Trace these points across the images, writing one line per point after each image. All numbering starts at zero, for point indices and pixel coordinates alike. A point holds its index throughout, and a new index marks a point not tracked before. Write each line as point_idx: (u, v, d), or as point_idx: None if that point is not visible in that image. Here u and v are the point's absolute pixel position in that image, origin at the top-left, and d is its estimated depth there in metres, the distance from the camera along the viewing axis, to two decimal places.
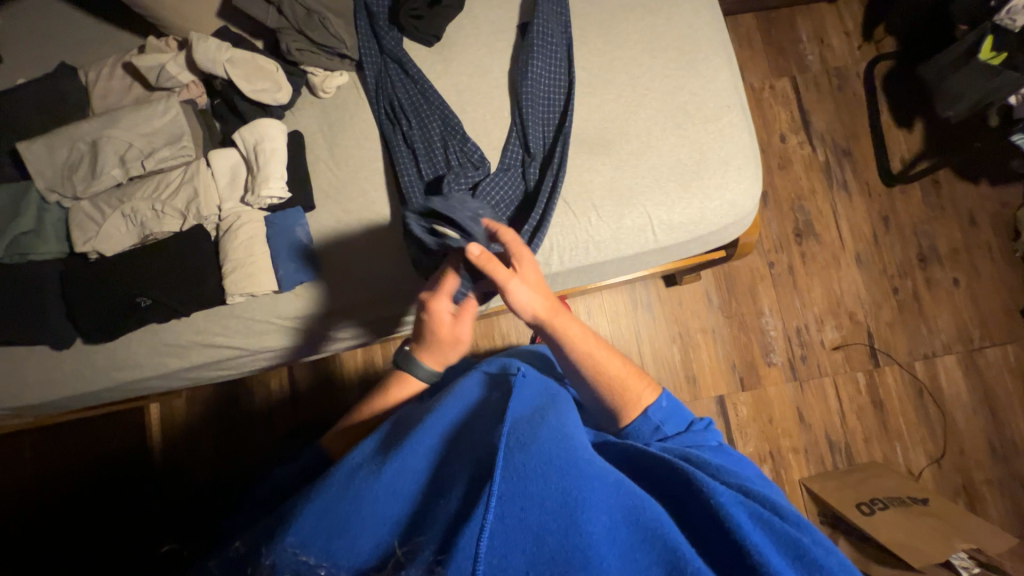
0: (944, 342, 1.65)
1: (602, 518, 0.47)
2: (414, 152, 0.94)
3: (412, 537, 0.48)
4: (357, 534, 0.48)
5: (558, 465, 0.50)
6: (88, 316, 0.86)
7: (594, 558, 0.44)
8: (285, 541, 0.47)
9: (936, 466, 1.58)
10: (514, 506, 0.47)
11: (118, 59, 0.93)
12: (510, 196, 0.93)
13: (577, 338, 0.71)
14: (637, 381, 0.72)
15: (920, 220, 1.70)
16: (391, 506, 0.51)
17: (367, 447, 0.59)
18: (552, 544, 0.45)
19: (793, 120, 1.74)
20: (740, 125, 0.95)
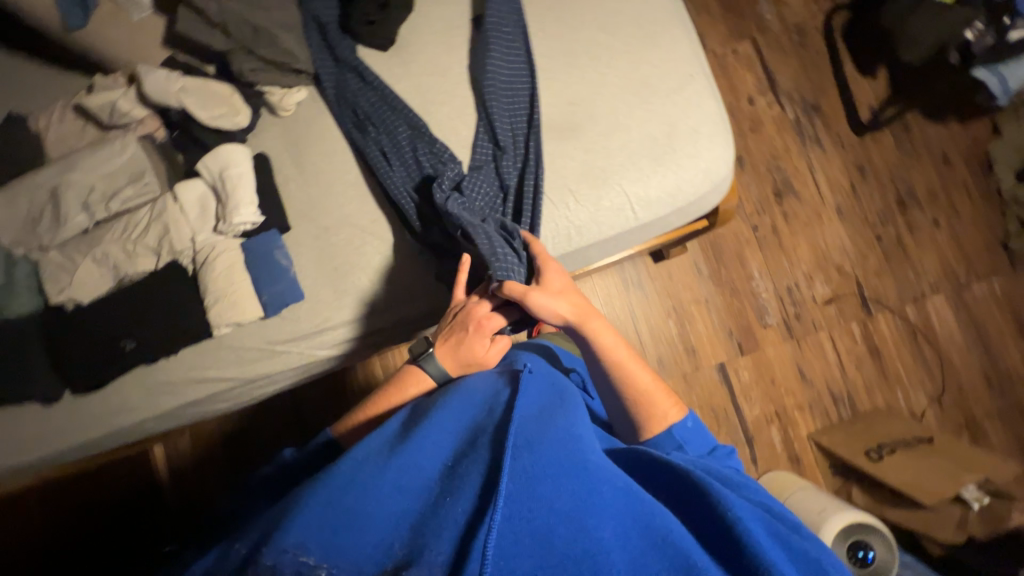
0: (932, 282, 1.67)
1: (609, 518, 0.50)
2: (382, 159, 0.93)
3: (417, 539, 0.49)
4: (362, 536, 0.49)
5: (568, 470, 0.53)
6: (72, 367, 0.84)
7: (601, 554, 0.47)
8: (284, 542, 0.47)
9: (938, 404, 1.61)
10: (524, 511, 0.49)
11: (67, 102, 0.90)
12: (489, 195, 0.91)
13: (610, 349, 0.73)
14: (663, 397, 0.73)
15: (894, 166, 1.72)
16: (398, 505, 0.53)
17: (372, 443, 0.60)
18: (561, 548, 0.47)
19: (759, 82, 1.74)
20: (706, 93, 0.95)
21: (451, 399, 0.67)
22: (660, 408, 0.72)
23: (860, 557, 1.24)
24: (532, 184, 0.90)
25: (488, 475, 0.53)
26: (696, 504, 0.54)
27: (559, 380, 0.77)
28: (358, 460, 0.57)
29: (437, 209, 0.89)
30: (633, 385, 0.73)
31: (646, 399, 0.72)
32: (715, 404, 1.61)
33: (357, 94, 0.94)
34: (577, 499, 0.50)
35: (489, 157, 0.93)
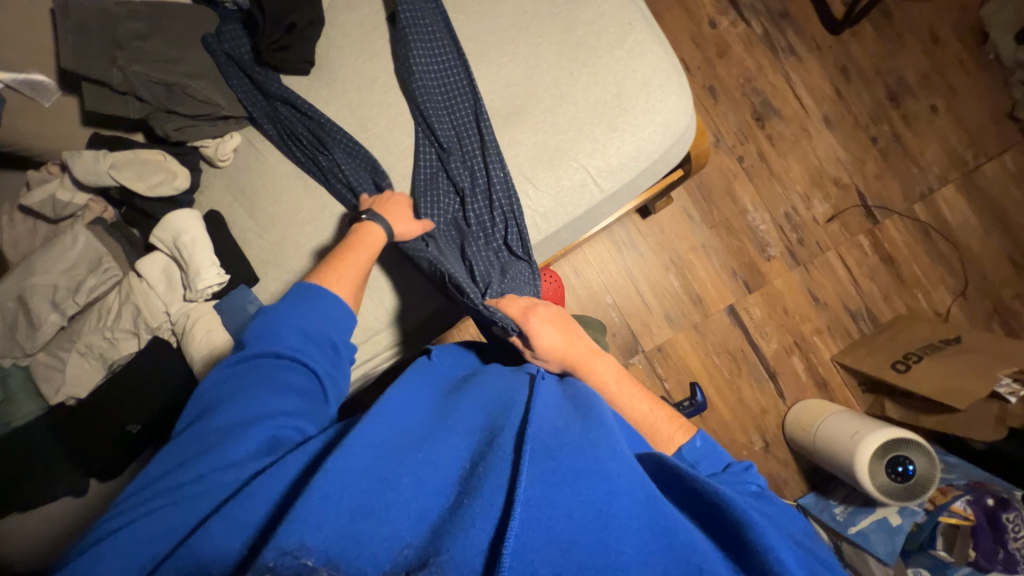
0: (938, 174, 1.57)
1: (629, 525, 0.50)
2: (330, 189, 0.91)
3: (433, 543, 0.49)
4: (379, 530, 0.51)
5: (590, 477, 0.53)
6: (90, 459, 0.87)
7: (620, 560, 0.47)
8: (284, 544, 0.48)
9: (962, 299, 1.55)
10: (542, 517, 0.50)
11: (13, 204, 0.90)
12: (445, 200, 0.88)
13: (605, 384, 0.75)
14: (668, 421, 0.71)
15: (879, 58, 1.59)
16: (416, 499, 0.54)
17: (386, 439, 0.61)
18: (580, 557, 0.47)
19: (717, 1, 1.61)
20: (649, 40, 0.88)
21: (470, 404, 0.70)
22: (664, 432, 0.70)
23: (899, 472, 1.21)
24: (491, 179, 0.86)
25: (507, 477, 0.54)
26: (712, 510, 0.54)
27: (570, 379, 0.77)
28: (374, 457, 0.58)
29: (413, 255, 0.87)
30: (638, 413, 0.73)
31: (652, 424, 0.71)
32: (732, 347, 1.59)
33: (287, 126, 0.90)
34: (596, 502, 0.51)
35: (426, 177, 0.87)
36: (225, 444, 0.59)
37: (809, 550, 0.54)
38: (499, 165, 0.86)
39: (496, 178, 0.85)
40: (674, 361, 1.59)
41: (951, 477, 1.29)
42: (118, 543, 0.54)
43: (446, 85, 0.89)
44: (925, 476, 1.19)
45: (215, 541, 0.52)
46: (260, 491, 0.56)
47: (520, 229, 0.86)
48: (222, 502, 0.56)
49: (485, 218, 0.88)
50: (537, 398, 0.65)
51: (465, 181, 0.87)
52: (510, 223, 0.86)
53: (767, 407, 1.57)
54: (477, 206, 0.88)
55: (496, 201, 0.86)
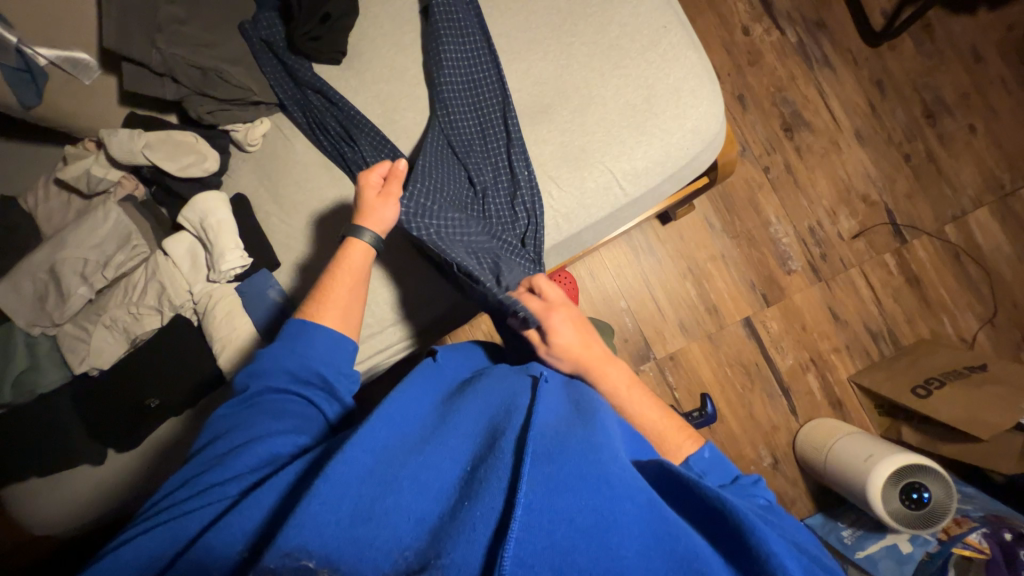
0: (972, 196, 1.53)
1: (631, 531, 0.50)
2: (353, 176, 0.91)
3: (435, 546, 0.50)
4: (379, 534, 0.52)
5: (592, 482, 0.52)
6: (109, 430, 0.89)
7: (621, 567, 0.47)
8: (285, 544, 0.50)
9: (990, 326, 1.50)
10: (543, 520, 0.49)
11: (49, 177, 0.92)
12: (460, 197, 0.86)
13: (617, 387, 0.75)
14: (677, 430, 0.70)
15: (917, 73, 1.55)
16: (415, 500, 0.55)
17: (387, 440, 0.63)
18: (582, 562, 0.47)
19: (752, 8, 1.58)
20: (684, 44, 0.86)
21: (471, 405, 0.71)
22: (675, 442, 0.69)
23: (914, 499, 1.18)
24: (514, 178, 0.86)
25: (507, 480, 0.54)
26: (715, 518, 0.53)
27: (575, 382, 0.76)
28: (375, 459, 0.59)
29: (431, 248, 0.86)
30: (649, 422, 0.71)
31: (660, 432, 0.70)
32: (745, 361, 1.56)
33: (315, 116, 0.91)
34: (596, 507, 0.51)
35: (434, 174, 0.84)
36: (226, 462, 0.62)
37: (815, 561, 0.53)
38: (523, 164, 0.85)
39: (519, 176, 0.85)
40: (686, 370, 1.57)
41: (967, 509, 1.25)
42: (130, 550, 0.58)
43: (475, 82, 0.89)
44: (942, 504, 1.16)
45: (217, 545, 0.55)
46: (258, 500, 0.57)
47: (540, 228, 0.86)
48: (222, 511, 0.58)
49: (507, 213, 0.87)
50: (538, 401, 0.65)
51: (486, 179, 0.88)
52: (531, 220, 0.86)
53: (779, 423, 1.54)
54: (498, 204, 0.87)
55: (518, 199, 0.86)
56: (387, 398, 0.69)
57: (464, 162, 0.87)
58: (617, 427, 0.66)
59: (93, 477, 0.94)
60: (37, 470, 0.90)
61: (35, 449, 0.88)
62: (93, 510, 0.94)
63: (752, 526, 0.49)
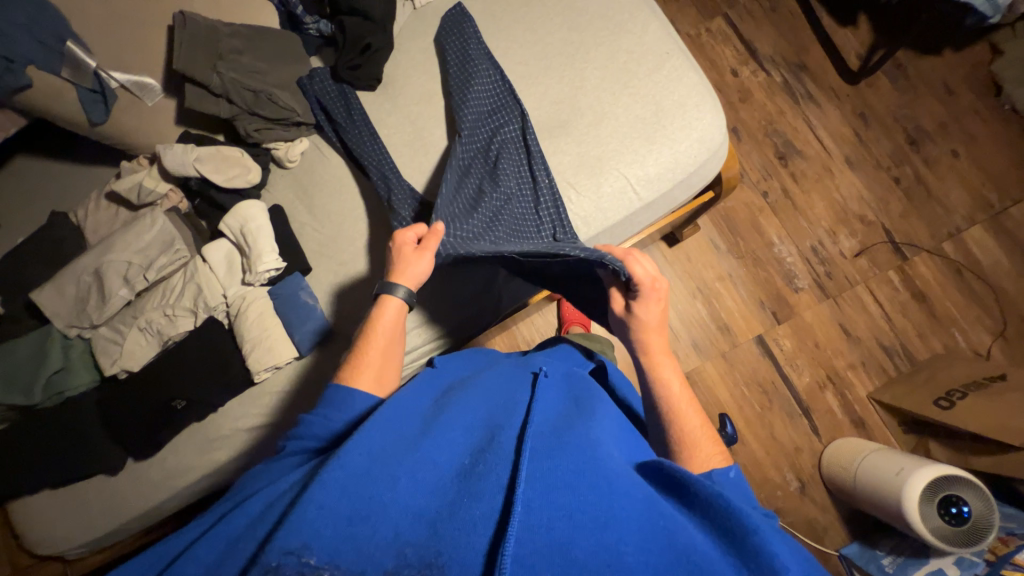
0: (964, 215, 1.60)
1: (629, 525, 0.49)
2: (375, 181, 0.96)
3: (434, 544, 0.49)
4: (378, 531, 0.51)
5: (589, 479, 0.53)
6: (132, 434, 0.89)
7: (620, 562, 0.46)
8: (285, 544, 0.49)
9: (1002, 339, 1.51)
10: (541, 516, 0.49)
11: (100, 192, 0.99)
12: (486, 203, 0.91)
13: (667, 383, 0.72)
14: (707, 443, 0.67)
15: (896, 106, 1.68)
16: (413, 498, 0.55)
17: (386, 436, 0.63)
18: (581, 557, 0.46)
19: (739, 53, 1.75)
20: (685, 66, 0.96)
21: (467, 401, 0.71)
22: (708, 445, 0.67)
23: (953, 514, 1.13)
24: (538, 186, 0.91)
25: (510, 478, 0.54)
26: (711, 514, 0.53)
27: (577, 382, 0.78)
28: (372, 457, 0.58)
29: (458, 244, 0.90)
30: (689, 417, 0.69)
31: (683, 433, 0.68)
32: (762, 379, 1.55)
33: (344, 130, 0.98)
34: (594, 502, 0.51)
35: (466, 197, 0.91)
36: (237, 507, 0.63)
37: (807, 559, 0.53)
38: (545, 174, 0.92)
39: (544, 184, 0.91)
40: (703, 390, 1.56)
41: (1011, 527, 1.19)
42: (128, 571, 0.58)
43: (493, 100, 0.97)
44: (985, 519, 1.10)
45: (211, 553, 0.57)
46: (245, 513, 0.60)
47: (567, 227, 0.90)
48: (219, 529, 0.59)
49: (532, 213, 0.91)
50: (536, 402, 0.66)
51: (507, 188, 0.91)
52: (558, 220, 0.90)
53: (802, 444, 1.50)
54: (524, 210, 0.91)
55: (547, 201, 0.91)
56: (386, 402, 0.69)
57: (491, 177, 0.92)
58: (613, 429, 0.66)
59: (110, 485, 0.92)
60: (54, 477, 0.88)
61: (55, 455, 0.87)
62: (107, 521, 0.92)
63: (750, 522, 0.50)
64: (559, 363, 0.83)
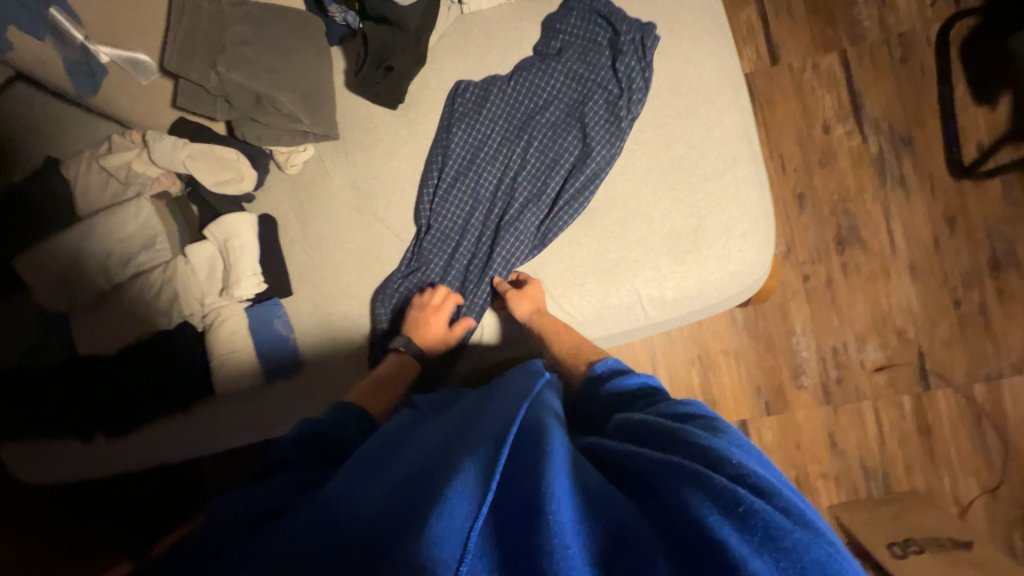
0: (1013, 361, 1.43)
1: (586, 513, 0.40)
2: (448, 256, 0.88)
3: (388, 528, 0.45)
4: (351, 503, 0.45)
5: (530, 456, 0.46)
6: (93, 414, 0.91)
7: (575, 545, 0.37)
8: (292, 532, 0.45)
9: (990, 497, 1.42)
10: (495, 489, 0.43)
11: (92, 154, 0.94)
12: (476, 256, 0.87)
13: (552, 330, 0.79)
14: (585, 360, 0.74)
15: (996, 218, 1.44)
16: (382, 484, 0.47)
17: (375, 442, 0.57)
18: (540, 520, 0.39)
19: (841, 105, 1.48)
20: (749, 182, 0.81)
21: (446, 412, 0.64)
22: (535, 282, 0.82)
23: None
24: (511, 258, 0.84)
25: (481, 446, 0.47)
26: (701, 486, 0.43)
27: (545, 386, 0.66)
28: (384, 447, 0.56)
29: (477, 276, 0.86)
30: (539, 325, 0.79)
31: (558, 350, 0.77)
32: None
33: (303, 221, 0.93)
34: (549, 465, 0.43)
35: (445, 254, 0.88)
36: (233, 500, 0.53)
37: (805, 526, 0.41)
38: (508, 242, 0.84)
39: (518, 253, 0.84)
40: None
41: None
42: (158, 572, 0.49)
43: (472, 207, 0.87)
44: None
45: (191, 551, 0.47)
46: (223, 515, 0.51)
47: (511, 254, 0.84)
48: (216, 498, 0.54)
49: (503, 262, 0.84)
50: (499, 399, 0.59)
51: (497, 261, 0.84)
52: (517, 260, 0.84)
53: None
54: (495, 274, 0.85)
55: (500, 259, 0.84)
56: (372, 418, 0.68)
57: (470, 255, 0.87)
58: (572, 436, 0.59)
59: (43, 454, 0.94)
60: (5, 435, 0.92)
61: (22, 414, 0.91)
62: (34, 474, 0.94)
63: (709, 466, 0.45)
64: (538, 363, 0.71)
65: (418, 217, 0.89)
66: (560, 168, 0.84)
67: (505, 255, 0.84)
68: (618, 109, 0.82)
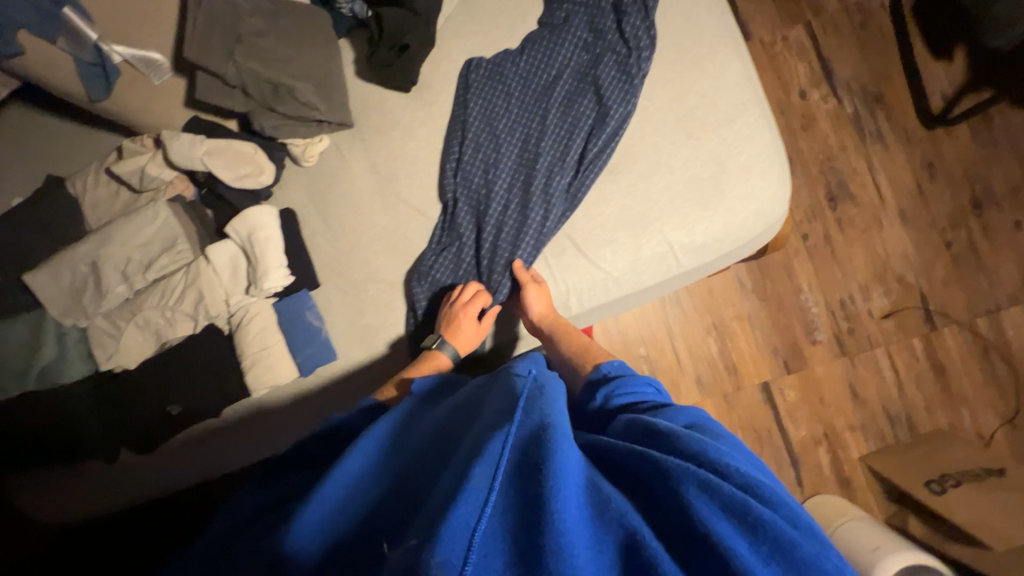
0: (1008, 293, 1.50)
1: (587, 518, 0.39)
2: (479, 228, 0.88)
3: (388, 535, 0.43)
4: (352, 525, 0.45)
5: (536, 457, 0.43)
6: (122, 430, 0.87)
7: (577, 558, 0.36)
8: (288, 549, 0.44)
9: (1010, 426, 1.46)
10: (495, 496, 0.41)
11: (100, 166, 0.92)
12: (507, 224, 0.87)
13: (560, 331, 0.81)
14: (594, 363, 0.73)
15: (970, 161, 1.53)
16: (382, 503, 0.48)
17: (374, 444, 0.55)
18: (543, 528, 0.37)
19: (813, 72, 1.57)
20: (760, 124, 0.84)
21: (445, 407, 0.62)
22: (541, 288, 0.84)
23: None
24: (544, 222, 0.85)
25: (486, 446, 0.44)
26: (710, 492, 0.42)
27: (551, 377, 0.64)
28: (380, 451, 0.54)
29: (512, 243, 0.86)
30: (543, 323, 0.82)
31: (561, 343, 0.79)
32: (758, 426, 1.51)
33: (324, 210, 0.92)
34: (557, 459, 0.41)
35: (477, 226, 0.88)
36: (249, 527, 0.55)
37: (810, 536, 0.41)
38: (539, 207, 0.85)
39: (550, 217, 0.85)
40: None
41: None
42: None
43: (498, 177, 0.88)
44: None
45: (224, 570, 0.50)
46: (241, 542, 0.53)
47: (545, 216, 0.85)
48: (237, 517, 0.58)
49: (539, 226, 0.85)
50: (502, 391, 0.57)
51: (531, 226, 0.85)
52: (552, 222, 0.85)
53: None
54: (531, 238, 0.85)
55: (534, 222, 0.85)
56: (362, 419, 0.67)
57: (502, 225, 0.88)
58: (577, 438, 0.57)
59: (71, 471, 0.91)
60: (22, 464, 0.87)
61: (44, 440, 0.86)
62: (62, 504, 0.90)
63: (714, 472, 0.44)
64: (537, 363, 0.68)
65: (444, 192, 0.89)
66: (582, 128, 0.86)
67: (538, 218, 0.85)
68: (630, 67, 0.85)
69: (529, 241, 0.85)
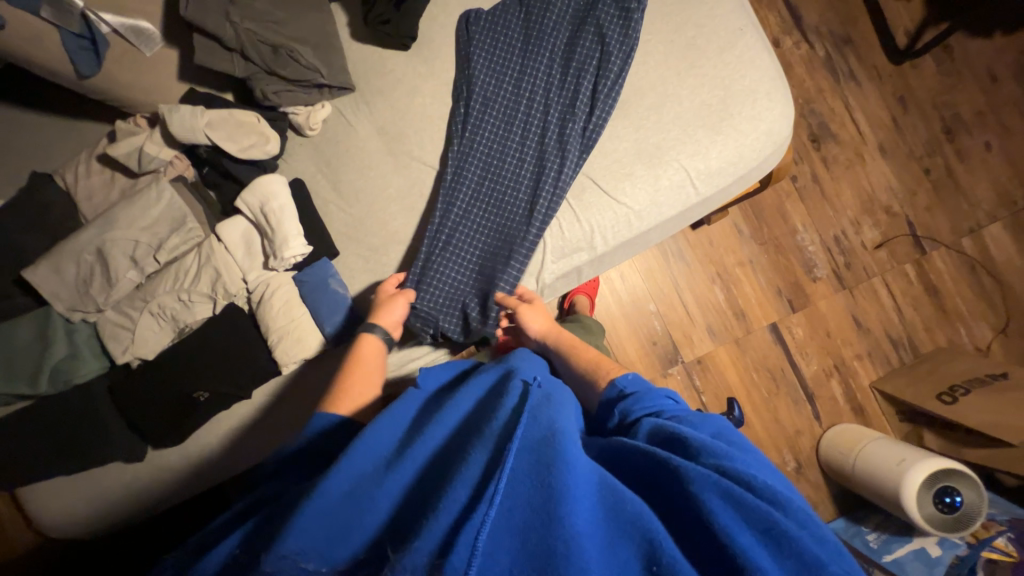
0: (986, 211, 1.58)
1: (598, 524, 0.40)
2: (496, 182, 0.88)
3: (399, 535, 0.43)
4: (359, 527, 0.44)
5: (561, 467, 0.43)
6: (146, 423, 0.83)
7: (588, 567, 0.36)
8: (283, 545, 0.41)
9: (1004, 336, 1.54)
10: (512, 505, 0.41)
11: (90, 154, 0.87)
12: (525, 175, 0.87)
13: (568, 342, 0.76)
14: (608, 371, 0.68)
15: (937, 92, 1.61)
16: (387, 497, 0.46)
17: (383, 437, 0.53)
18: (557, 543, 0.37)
19: (783, 21, 1.62)
20: (758, 47, 0.87)
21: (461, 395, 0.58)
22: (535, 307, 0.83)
23: (947, 503, 1.16)
24: (562, 167, 0.85)
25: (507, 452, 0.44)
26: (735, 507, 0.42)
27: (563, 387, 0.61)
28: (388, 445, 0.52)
29: (532, 192, 0.86)
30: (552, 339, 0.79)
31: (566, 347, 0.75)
32: (771, 366, 1.54)
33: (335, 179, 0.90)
34: (568, 470, 0.42)
35: (493, 179, 0.88)
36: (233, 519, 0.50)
37: (830, 551, 0.41)
38: (555, 154, 0.86)
39: (568, 160, 0.85)
40: (714, 374, 1.53)
41: (993, 512, 1.23)
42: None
43: (509, 129, 0.88)
44: (974, 508, 1.15)
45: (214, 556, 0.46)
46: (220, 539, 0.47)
47: (561, 160, 0.85)
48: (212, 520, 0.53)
49: (557, 171, 0.85)
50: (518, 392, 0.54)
51: (550, 172, 0.85)
52: (569, 165, 0.85)
53: (803, 428, 1.50)
54: (551, 185, 0.85)
55: (551, 169, 0.85)
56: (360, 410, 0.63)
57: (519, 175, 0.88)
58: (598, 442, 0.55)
59: (93, 475, 0.86)
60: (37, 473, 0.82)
61: (63, 443, 0.82)
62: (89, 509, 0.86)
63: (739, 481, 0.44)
64: (536, 363, 0.66)
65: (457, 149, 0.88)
66: (587, 69, 0.86)
67: (555, 164, 0.85)
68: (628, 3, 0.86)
69: (549, 188, 0.85)
